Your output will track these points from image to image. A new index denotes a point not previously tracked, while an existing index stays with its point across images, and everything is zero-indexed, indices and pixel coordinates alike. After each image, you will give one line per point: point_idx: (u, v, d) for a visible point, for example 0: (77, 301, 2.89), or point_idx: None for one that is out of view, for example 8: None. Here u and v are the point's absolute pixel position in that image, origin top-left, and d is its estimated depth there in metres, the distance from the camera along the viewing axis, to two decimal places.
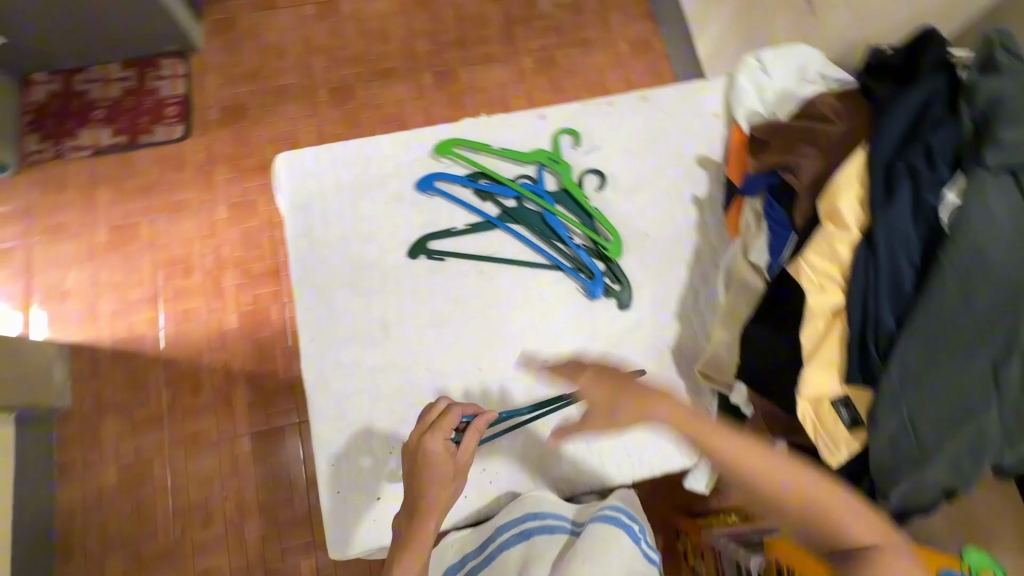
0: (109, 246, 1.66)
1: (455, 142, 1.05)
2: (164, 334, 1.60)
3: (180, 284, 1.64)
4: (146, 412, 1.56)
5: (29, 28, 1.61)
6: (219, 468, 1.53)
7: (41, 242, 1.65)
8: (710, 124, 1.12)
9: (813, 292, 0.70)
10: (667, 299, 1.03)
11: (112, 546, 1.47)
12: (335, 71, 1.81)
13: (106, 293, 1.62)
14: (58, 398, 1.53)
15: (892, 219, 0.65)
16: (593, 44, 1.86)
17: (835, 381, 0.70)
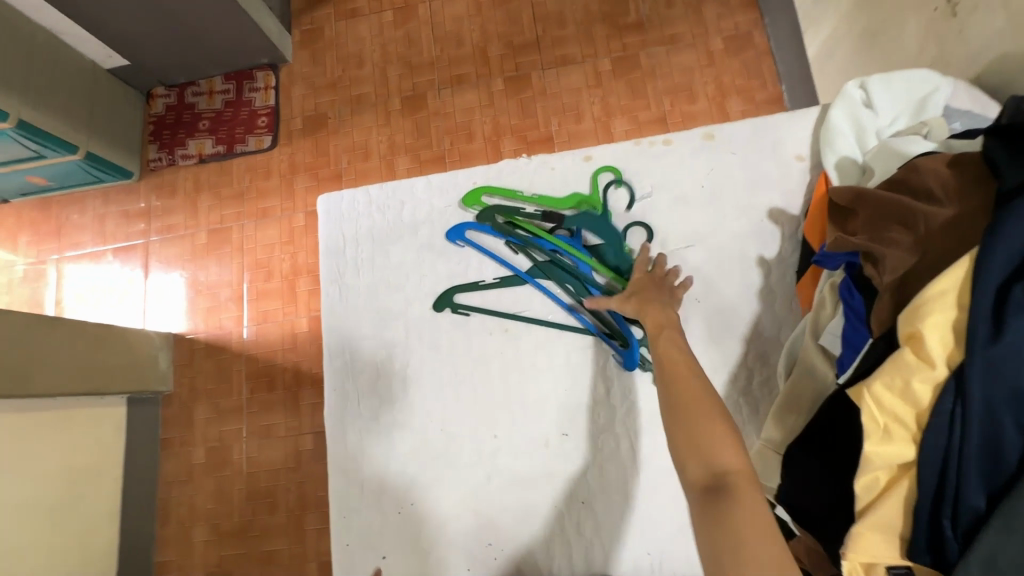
0: (207, 249, 1.48)
1: (484, 191, 0.99)
2: (247, 328, 1.43)
3: (260, 287, 1.44)
4: (231, 402, 1.40)
5: (149, 48, 1.41)
6: (286, 459, 1.35)
7: (159, 240, 1.50)
8: (791, 169, 0.94)
9: (873, 436, 0.56)
10: (714, 377, 0.90)
11: (198, 516, 1.36)
12: (407, 78, 1.47)
13: (202, 294, 1.46)
14: (162, 381, 1.41)
15: (995, 364, 0.49)
16: (681, 41, 1.35)
17: (896, 552, 0.55)
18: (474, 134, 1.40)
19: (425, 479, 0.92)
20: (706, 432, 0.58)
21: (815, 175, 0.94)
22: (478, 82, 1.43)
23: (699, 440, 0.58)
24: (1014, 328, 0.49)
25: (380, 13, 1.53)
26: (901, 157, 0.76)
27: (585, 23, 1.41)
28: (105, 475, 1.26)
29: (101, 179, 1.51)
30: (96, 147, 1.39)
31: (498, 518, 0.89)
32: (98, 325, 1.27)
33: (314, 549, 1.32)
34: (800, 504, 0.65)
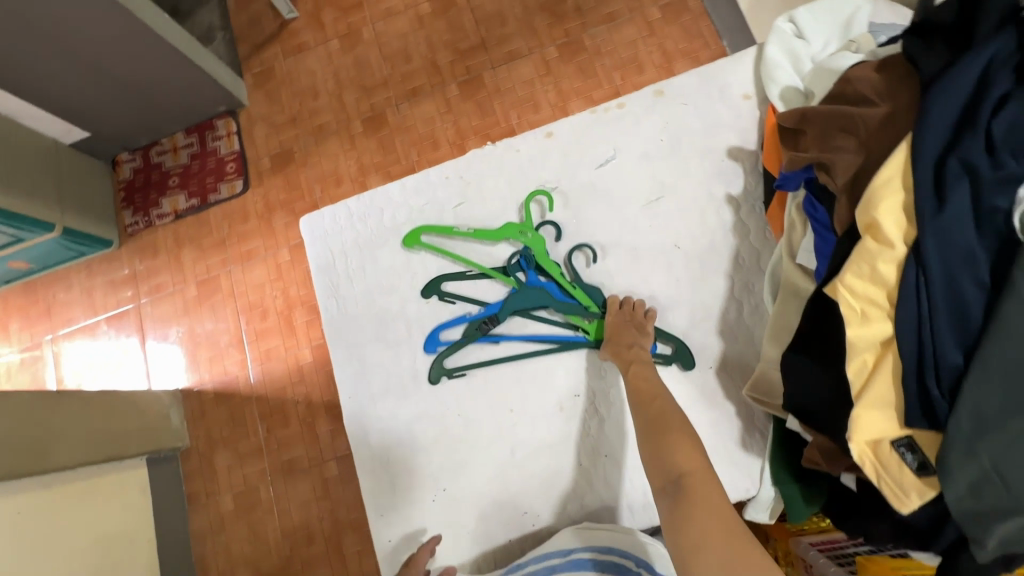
0: (200, 301, 1.50)
1: (423, 230, 1.00)
2: (251, 370, 1.44)
3: (258, 327, 1.46)
4: (249, 443, 1.41)
5: (102, 115, 1.43)
6: (314, 490, 1.36)
7: (149, 301, 1.52)
8: (742, 108, 0.99)
9: (853, 324, 0.60)
10: (706, 314, 0.94)
11: (238, 561, 1.37)
12: (365, 99, 1.50)
13: (202, 345, 1.48)
14: (178, 437, 1.42)
15: (945, 231, 0.54)
16: (620, 17, 1.40)
17: (894, 422, 0.59)
18: (440, 140, 1.45)
19: (452, 465, 0.94)
20: (665, 444, 0.74)
21: (764, 110, 0.98)
22: (433, 90, 1.47)
23: (660, 453, 0.73)
24: (953, 195, 0.54)
25: (325, 43, 1.56)
26: (834, 73, 0.82)
27: (525, 17, 1.45)
28: (139, 538, 1.27)
29: (82, 253, 1.53)
30: (72, 222, 1.41)
31: (529, 486, 0.93)
32: (106, 393, 1.29)
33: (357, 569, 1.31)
34: (804, 406, 0.69)
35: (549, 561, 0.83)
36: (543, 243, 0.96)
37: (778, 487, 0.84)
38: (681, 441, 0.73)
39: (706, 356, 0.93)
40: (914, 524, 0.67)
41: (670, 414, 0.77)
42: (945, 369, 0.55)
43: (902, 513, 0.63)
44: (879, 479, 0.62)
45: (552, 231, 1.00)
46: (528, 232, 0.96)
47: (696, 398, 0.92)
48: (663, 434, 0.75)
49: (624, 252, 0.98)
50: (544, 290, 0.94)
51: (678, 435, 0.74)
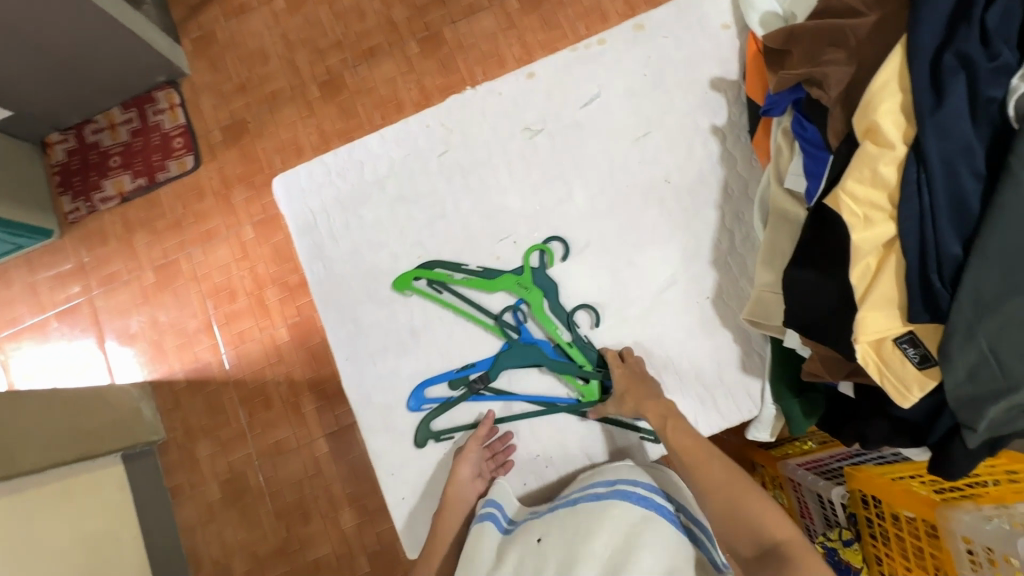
0: (160, 287, 1.40)
1: (415, 274, 0.94)
2: (226, 355, 1.37)
3: (228, 310, 1.37)
4: (231, 430, 1.35)
5: (26, 90, 1.28)
6: (305, 469, 1.32)
7: (102, 292, 1.41)
8: (721, 39, 0.99)
9: (857, 228, 0.61)
10: (699, 247, 0.95)
11: (233, 548, 1.33)
12: (321, 61, 1.40)
13: (168, 335, 1.38)
14: (153, 431, 1.34)
15: (944, 126, 0.55)
16: None
17: (897, 320, 0.62)
18: (404, 102, 1.39)
19: (459, 418, 0.94)
20: (749, 504, 0.71)
21: (743, 39, 0.98)
22: (391, 49, 1.38)
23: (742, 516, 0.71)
24: (952, 90, 0.55)
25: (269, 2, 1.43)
26: None
27: None
28: (123, 537, 1.20)
29: (20, 245, 1.39)
30: (5, 210, 1.27)
31: (538, 431, 0.94)
32: (68, 391, 1.21)
33: (358, 543, 1.30)
34: (808, 318, 0.71)
35: (595, 489, 0.80)
36: (541, 298, 0.92)
37: (780, 405, 0.87)
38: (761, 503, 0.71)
39: (702, 287, 0.94)
40: (912, 421, 0.72)
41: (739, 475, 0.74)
42: (946, 261, 0.57)
43: (902, 408, 0.67)
44: (883, 377, 0.65)
45: (559, 248, 0.96)
46: (527, 285, 0.92)
47: (695, 329, 0.93)
48: (743, 496, 0.72)
49: (616, 192, 0.97)
50: (539, 348, 0.91)
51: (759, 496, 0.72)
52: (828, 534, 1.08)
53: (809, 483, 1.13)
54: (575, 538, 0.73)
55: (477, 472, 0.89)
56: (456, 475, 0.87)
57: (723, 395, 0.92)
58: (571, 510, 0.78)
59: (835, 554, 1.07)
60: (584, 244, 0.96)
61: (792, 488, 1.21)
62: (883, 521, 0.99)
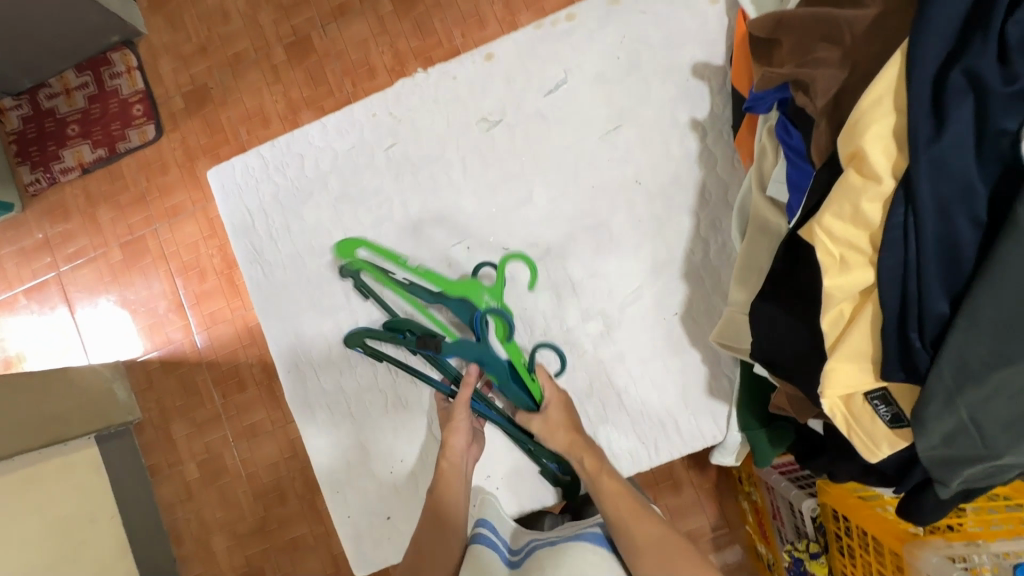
0: (127, 265, 1.25)
1: (363, 245, 0.88)
2: (197, 334, 1.23)
3: (198, 290, 1.23)
4: (206, 412, 1.22)
5: None
6: (280, 451, 1.20)
7: (70, 268, 1.26)
8: (710, 15, 0.86)
9: (830, 272, 0.53)
10: (670, 256, 0.86)
11: (212, 526, 1.21)
12: (285, 18, 1.20)
13: (138, 312, 1.24)
14: (128, 410, 1.22)
15: (943, 162, 0.46)
16: None
17: (869, 375, 0.54)
18: (376, 68, 1.19)
19: (407, 434, 0.89)
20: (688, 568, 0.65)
21: (734, 15, 0.85)
22: (363, 8, 1.18)
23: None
24: (956, 117, 0.45)
25: None
26: None
27: None
28: (98, 519, 1.09)
29: None
30: None
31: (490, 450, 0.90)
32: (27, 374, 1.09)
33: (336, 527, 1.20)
34: (775, 357, 0.63)
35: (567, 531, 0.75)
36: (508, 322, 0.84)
37: (746, 432, 0.81)
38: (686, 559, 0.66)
39: (671, 302, 0.86)
40: (882, 470, 0.65)
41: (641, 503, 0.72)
42: (931, 320, 0.49)
43: (870, 461, 0.61)
44: (850, 430, 0.58)
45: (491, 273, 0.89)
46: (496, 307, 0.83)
47: (662, 346, 0.86)
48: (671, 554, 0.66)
49: (583, 192, 0.87)
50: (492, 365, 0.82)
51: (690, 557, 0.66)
52: (797, 545, 1.05)
53: (783, 490, 1.08)
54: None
55: (467, 452, 0.83)
56: (449, 437, 0.81)
57: (687, 417, 0.86)
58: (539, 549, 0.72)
59: (802, 564, 1.04)
60: (545, 248, 0.88)
61: (767, 493, 1.17)
62: (851, 535, 0.95)
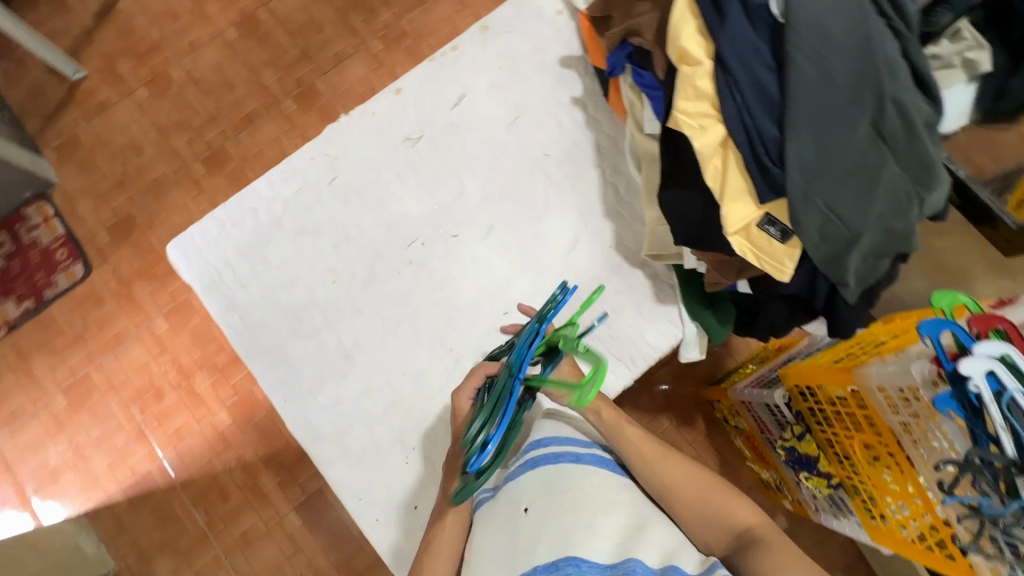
0: (74, 410, 1.22)
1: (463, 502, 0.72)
2: (166, 458, 1.20)
3: (156, 411, 1.22)
4: (190, 536, 1.17)
5: None
6: (281, 552, 1.16)
7: (7, 433, 1.21)
8: (559, 24, 1.09)
9: (696, 136, 0.71)
10: (592, 201, 1.02)
11: None
12: (200, 136, 1.34)
13: (95, 451, 1.20)
14: (101, 564, 1.14)
15: (733, 35, 0.66)
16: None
17: (753, 206, 0.71)
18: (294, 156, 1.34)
19: (413, 421, 0.94)
20: (721, 497, 0.74)
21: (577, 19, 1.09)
22: (269, 113, 1.35)
23: (713, 509, 0.73)
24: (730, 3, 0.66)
25: (130, 95, 1.36)
26: None
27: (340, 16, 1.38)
28: None
29: None
30: None
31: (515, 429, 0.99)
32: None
33: None
34: (690, 227, 0.79)
35: (576, 450, 0.80)
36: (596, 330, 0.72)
37: (698, 320, 0.95)
38: (710, 488, 0.75)
39: (604, 239, 1.01)
40: (801, 294, 0.81)
41: (653, 442, 0.81)
42: (770, 143, 0.67)
43: (786, 282, 0.76)
44: (760, 260, 0.74)
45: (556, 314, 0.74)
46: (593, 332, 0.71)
47: (608, 277, 0.99)
48: (697, 486, 0.76)
49: (505, 175, 1.03)
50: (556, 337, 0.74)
51: (714, 484, 0.76)
52: (785, 436, 1.20)
53: (757, 397, 1.22)
54: (569, 513, 0.70)
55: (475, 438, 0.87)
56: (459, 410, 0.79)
57: (647, 325, 0.98)
58: (543, 477, 0.77)
59: (796, 450, 1.18)
60: (489, 227, 1.01)
61: (747, 409, 1.30)
62: (822, 405, 1.06)
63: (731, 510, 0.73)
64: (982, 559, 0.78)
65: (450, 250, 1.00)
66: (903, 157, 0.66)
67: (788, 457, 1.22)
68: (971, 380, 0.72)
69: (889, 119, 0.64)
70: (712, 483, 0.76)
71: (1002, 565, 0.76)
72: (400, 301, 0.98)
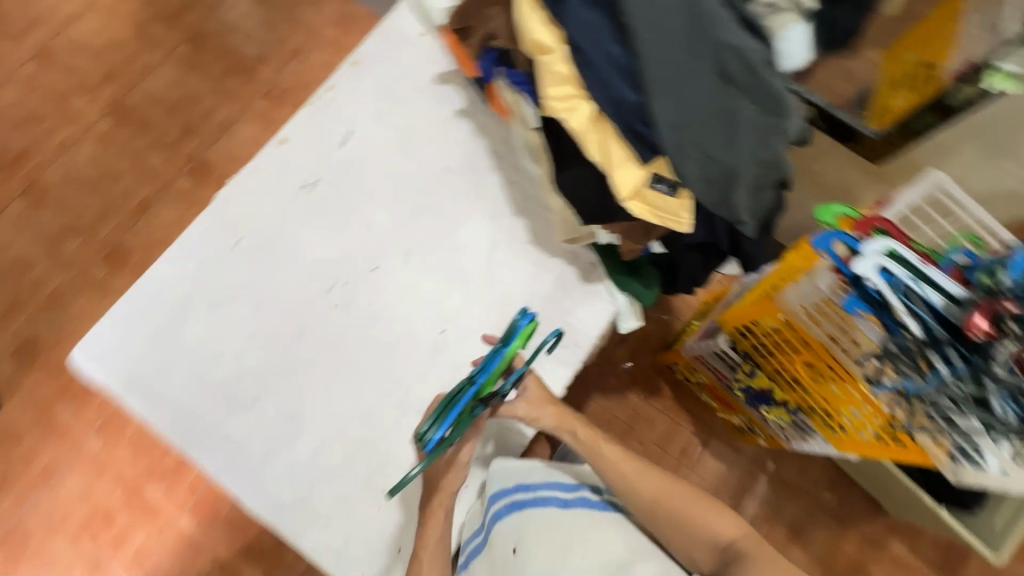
0: (14, 563, 1.21)
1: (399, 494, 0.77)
2: None
3: (107, 538, 1.22)
4: None
5: None
6: None
7: None
8: (425, 46, 1.11)
9: (569, 115, 0.75)
10: (499, 203, 1.04)
11: None
12: (95, 238, 1.37)
13: None
14: None
15: (576, 19, 0.71)
16: (308, 49, 1.50)
17: (639, 168, 0.76)
18: None
19: (377, 462, 0.92)
20: (697, 513, 0.82)
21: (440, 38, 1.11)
22: (164, 195, 1.41)
23: (692, 527, 0.81)
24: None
25: (7, 210, 1.38)
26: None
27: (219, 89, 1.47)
28: None
29: None
30: None
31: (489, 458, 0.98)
32: None
33: None
34: (591, 205, 0.83)
35: (564, 495, 0.86)
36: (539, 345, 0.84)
37: (625, 290, 0.99)
38: (689, 507, 0.82)
39: (520, 235, 1.02)
40: (716, 241, 0.85)
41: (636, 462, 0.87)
42: (635, 108, 0.72)
43: (690, 232, 0.81)
44: (661, 218, 0.78)
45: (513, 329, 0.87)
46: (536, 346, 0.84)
47: (533, 271, 1.01)
48: (675, 506, 0.82)
49: (410, 198, 1.04)
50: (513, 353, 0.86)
51: (690, 501, 0.83)
52: (740, 376, 1.25)
53: (706, 348, 1.28)
54: (561, 555, 0.77)
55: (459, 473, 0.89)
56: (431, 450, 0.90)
57: (580, 306, 1.00)
58: (536, 520, 0.82)
59: (751, 388, 1.24)
60: (406, 252, 1.01)
61: (701, 363, 1.35)
62: (759, 339, 1.12)
63: (706, 523, 0.81)
64: (928, 438, 0.88)
65: (372, 285, 0.99)
66: (754, 92, 0.71)
67: (746, 396, 1.28)
68: (868, 279, 0.79)
69: (732, 61, 0.68)
70: (688, 498, 0.83)
71: (942, 436, 0.86)
72: (334, 348, 0.96)
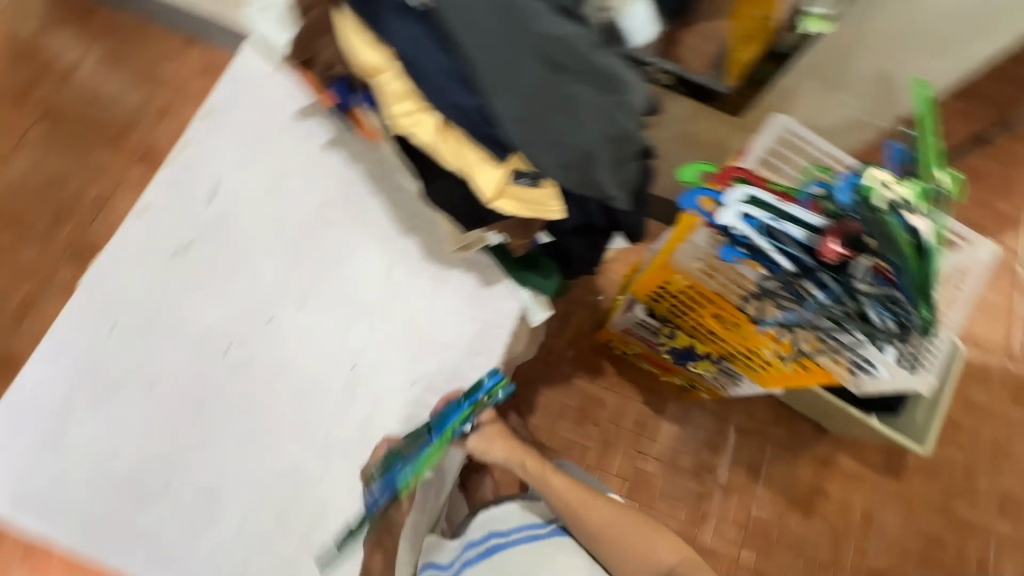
0: None
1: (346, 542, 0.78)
2: None
3: None
4: None
5: None
6: None
7: None
8: (279, 83, 1.08)
9: (416, 130, 0.76)
10: (384, 226, 1.01)
11: None
12: None
13: None
14: None
15: (396, 37, 0.70)
16: (176, 107, 1.45)
17: (496, 167, 0.77)
18: None
19: (313, 511, 0.94)
20: (642, 540, 0.88)
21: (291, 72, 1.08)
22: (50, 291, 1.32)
23: (641, 552, 0.87)
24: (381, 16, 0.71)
25: None
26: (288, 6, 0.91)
27: (86, 166, 1.40)
28: None
29: None
30: None
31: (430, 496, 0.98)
32: None
33: None
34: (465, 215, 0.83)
35: (535, 531, 0.90)
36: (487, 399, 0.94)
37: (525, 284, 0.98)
38: (638, 536, 0.88)
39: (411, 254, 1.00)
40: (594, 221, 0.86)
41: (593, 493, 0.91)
42: (477, 111, 0.72)
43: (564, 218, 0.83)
44: (528, 209, 0.80)
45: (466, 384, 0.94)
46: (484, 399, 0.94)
47: (430, 287, 0.99)
48: (626, 535, 0.88)
49: (291, 242, 1.01)
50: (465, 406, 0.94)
51: (642, 529, 0.89)
52: (664, 339, 1.29)
53: (629, 318, 1.32)
54: None
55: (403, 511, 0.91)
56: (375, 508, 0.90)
57: (486, 311, 0.98)
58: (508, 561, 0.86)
59: (676, 347, 1.29)
60: (298, 298, 0.98)
61: (629, 334, 1.39)
62: (667, 302, 1.16)
63: (653, 551, 0.87)
64: (827, 358, 0.93)
65: (271, 339, 0.96)
66: (588, 75, 0.69)
67: (674, 356, 1.32)
68: (733, 228, 0.83)
69: (557, 49, 0.67)
70: (636, 524, 0.89)
71: (840, 354, 0.91)
72: (240, 413, 0.94)
